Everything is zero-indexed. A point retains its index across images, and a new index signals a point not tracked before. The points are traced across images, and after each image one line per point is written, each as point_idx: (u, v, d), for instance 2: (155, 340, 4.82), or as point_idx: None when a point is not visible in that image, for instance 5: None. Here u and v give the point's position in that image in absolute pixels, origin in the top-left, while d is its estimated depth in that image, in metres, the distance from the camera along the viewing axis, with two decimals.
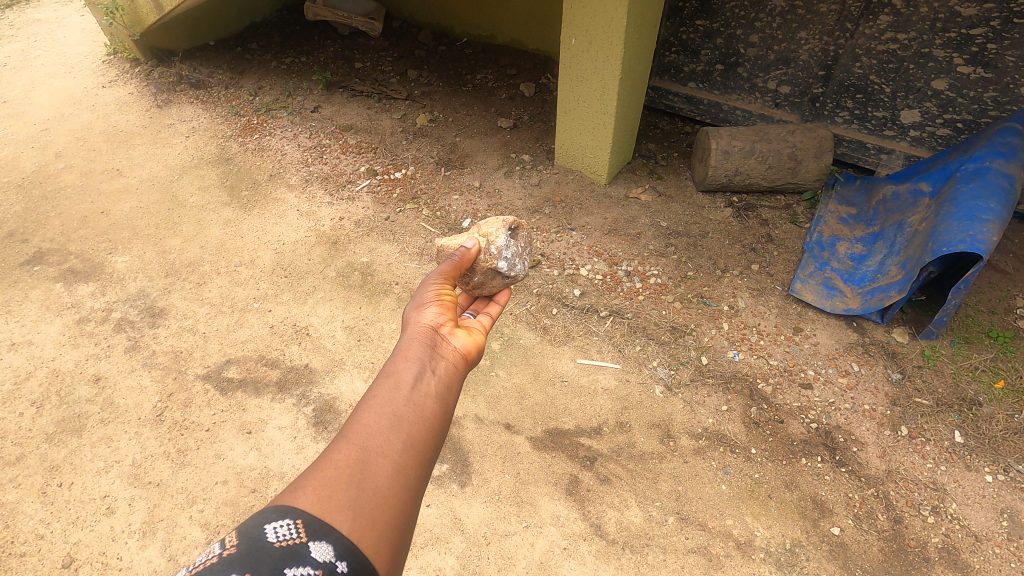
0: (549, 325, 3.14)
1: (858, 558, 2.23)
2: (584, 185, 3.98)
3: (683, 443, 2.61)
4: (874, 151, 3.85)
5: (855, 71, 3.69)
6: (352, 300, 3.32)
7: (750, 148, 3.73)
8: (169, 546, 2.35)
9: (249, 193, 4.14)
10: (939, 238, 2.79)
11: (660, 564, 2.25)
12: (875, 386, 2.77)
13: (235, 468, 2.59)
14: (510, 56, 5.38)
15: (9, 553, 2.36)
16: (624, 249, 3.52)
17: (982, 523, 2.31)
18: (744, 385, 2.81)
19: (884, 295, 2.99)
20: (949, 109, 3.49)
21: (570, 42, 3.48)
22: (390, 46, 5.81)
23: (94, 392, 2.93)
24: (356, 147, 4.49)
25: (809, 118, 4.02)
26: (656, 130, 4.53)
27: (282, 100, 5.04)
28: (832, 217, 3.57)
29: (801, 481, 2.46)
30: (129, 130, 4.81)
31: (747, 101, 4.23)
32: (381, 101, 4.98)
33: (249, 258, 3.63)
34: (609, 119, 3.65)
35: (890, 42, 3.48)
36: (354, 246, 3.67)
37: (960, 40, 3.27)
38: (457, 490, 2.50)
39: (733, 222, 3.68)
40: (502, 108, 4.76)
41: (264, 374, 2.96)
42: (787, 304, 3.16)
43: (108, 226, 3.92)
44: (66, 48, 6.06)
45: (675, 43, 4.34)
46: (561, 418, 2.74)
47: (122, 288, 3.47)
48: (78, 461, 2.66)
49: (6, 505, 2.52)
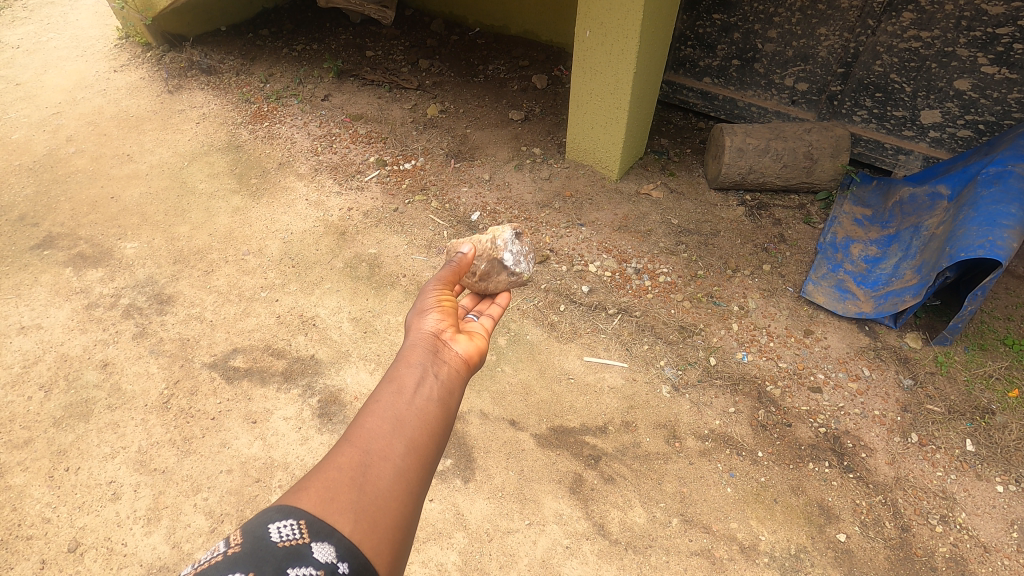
0: (557, 322, 3.12)
1: (864, 565, 2.21)
2: (594, 180, 3.94)
3: (688, 444, 2.59)
4: (892, 151, 3.78)
5: (875, 69, 3.61)
6: (359, 291, 3.31)
7: (764, 146, 3.66)
8: (173, 534, 2.36)
9: (258, 181, 4.13)
10: (957, 243, 2.73)
11: (663, 566, 2.23)
12: (886, 392, 2.73)
13: (239, 458, 2.60)
14: (522, 47, 5.32)
15: (15, 536, 2.38)
16: (634, 246, 3.48)
17: (991, 534, 2.27)
18: (753, 387, 2.78)
19: (898, 299, 2.93)
20: (971, 110, 3.41)
21: (584, 34, 3.42)
22: (401, 34, 5.75)
23: (101, 377, 2.94)
24: (366, 137, 4.46)
25: (826, 116, 3.95)
26: (669, 126, 4.47)
27: (293, 87, 5.02)
28: (847, 218, 3.50)
29: (808, 486, 2.43)
30: (139, 116, 4.80)
31: (763, 97, 4.17)
32: (392, 91, 4.95)
33: (257, 247, 3.62)
34: (623, 113, 3.59)
35: (912, 40, 3.40)
36: (363, 237, 3.66)
37: (986, 40, 3.19)
38: (461, 486, 2.49)
39: (746, 221, 3.63)
40: (513, 100, 4.72)
41: (270, 364, 2.96)
42: (798, 306, 3.12)
43: (117, 211, 3.92)
44: (79, 32, 6.06)
45: (691, 37, 4.27)
46: (566, 416, 2.72)
47: (130, 274, 3.48)
48: (85, 446, 2.67)
49: (13, 488, 2.54)
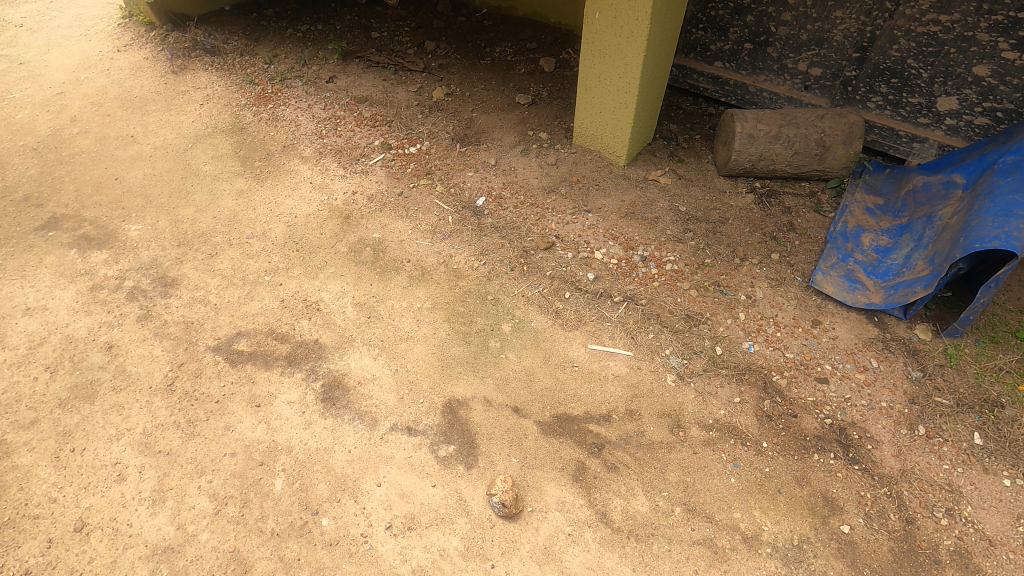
0: (562, 309, 3.10)
1: (867, 557, 2.20)
2: (602, 166, 3.89)
3: (693, 434, 2.57)
4: (906, 139, 3.68)
5: (892, 54, 3.52)
6: (363, 276, 3.30)
7: (776, 132, 3.58)
8: (177, 515, 2.38)
9: (262, 164, 4.09)
10: (972, 234, 2.67)
11: (665, 554, 2.23)
12: (894, 384, 2.70)
13: (243, 441, 2.60)
14: (530, 29, 5.22)
15: (22, 516, 2.40)
16: (640, 233, 3.44)
17: (997, 527, 2.25)
18: (759, 377, 2.75)
19: (908, 290, 2.88)
20: (989, 97, 3.32)
21: (593, 16, 3.36)
22: (407, 15, 5.65)
23: (107, 359, 2.95)
24: (370, 120, 4.41)
25: (839, 102, 3.85)
26: (678, 111, 4.38)
27: (297, 69, 4.97)
28: (859, 207, 3.44)
29: (812, 478, 2.42)
30: (143, 97, 4.76)
31: (775, 82, 4.08)
32: (397, 73, 4.89)
33: (261, 231, 3.60)
34: (632, 98, 3.52)
35: (931, 24, 3.32)
36: (367, 221, 3.63)
37: (1008, 24, 3.10)
38: (464, 472, 2.49)
39: (754, 209, 3.58)
40: (520, 84, 4.65)
41: (274, 348, 2.96)
42: (806, 296, 3.08)
43: (121, 193, 3.91)
44: (82, 10, 5.99)
45: (703, 20, 4.18)
46: (570, 403, 2.71)
47: (134, 256, 3.47)
48: (90, 427, 2.68)
49: (20, 468, 2.55)
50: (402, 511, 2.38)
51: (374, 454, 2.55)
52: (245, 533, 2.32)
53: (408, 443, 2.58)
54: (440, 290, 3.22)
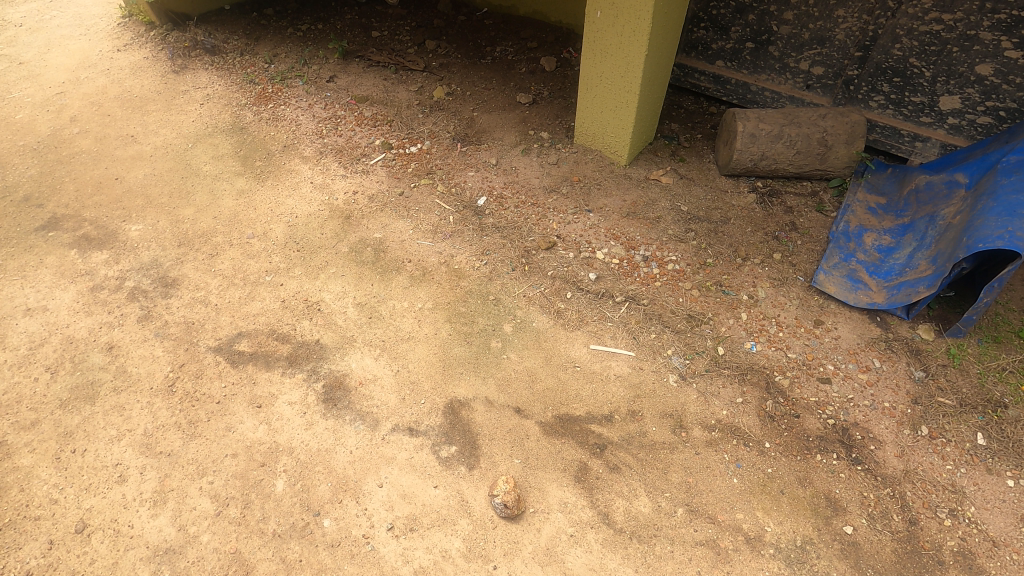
0: (563, 309, 3.09)
1: (871, 558, 2.19)
2: (603, 165, 3.88)
3: (695, 434, 2.57)
4: (908, 138, 3.67)
5: (894, 53, 3.51)
6: (364, 276, 3.29)
7: (778, 132, 3.58)
8: (178, 516, 2.37)
9: (263, 163, 4.08)
10: (975, 233, 2.66)
11: (668, 555, 2.23)
12: (897, 384, 2.69)
13: (244, 442, 2.60)
14: (531, 28, 5.21)
15: (23, 517, 2.39)
16: (642, 233, 3.43)
17: (1001, 528, 2.25)
18: (761, 377, 2.75)
19: (911, 290, 2.88)
20: (992, 96, 3.32)
21: (594, 16, 3.35)
22: (408, 14, 5.63)
23: (107, 360, 2.94)
24: (371, 119, 4.40)
25: (841, 101, 3.85)
26: (680, 110, 4.37)
27: (297, 68, 4.96)
28: (861, 206, 3.43)
29: (815, 478, 2.41)
30: (144, 96, 4.75)
31: (777, 81, 4.07)
32: (398, 72, 4.88)
33: (261, 231, 3.60)
34: (633, 97, 3.51)
35: (933, 23, 3.30)
36: (368, 221, 3.62)
37: (1011, 23, 3.09)
38: (466, 473, 2.48)
39: (756, 209, 3.57)
40: (521, 83, 4.64)
41: (275, 349, 2.95)
42: (808, 296, 3.07)
43: (122, 193, 3.90)
44: (81, 10, 5.97)
45: (704, 19, 4.17)
46: (572, 404, 2.71)
47: (135, 256, 3.47)
48: (91, 428, 2.68)
49: (21, 469, 2.55)
50: (404, 512, 2.37)
51: (375, 455, 2.54)
52: (247, 534, 2.32)
53: (410, 444, 2.57)
54: (441, 290, 3.21)
